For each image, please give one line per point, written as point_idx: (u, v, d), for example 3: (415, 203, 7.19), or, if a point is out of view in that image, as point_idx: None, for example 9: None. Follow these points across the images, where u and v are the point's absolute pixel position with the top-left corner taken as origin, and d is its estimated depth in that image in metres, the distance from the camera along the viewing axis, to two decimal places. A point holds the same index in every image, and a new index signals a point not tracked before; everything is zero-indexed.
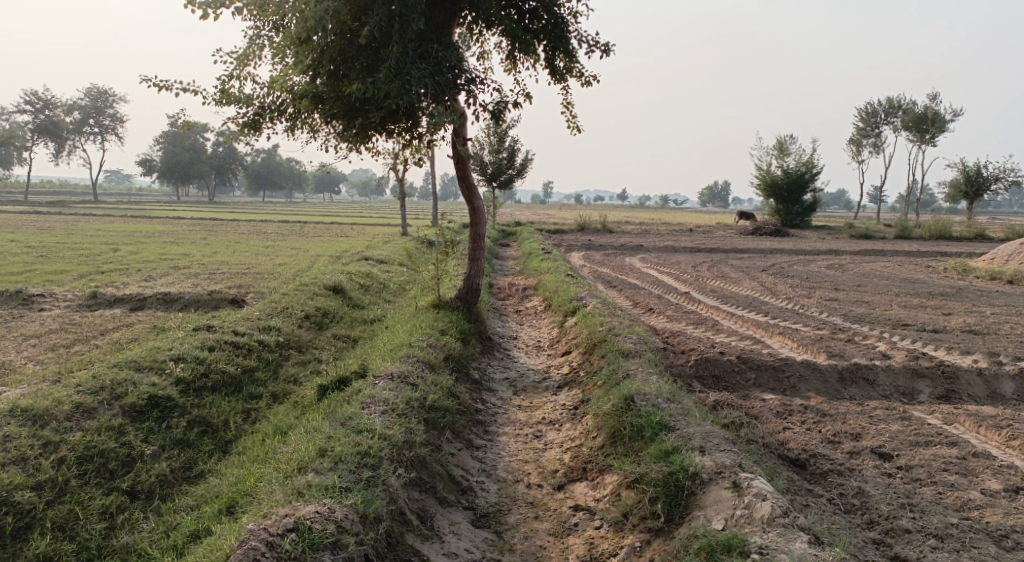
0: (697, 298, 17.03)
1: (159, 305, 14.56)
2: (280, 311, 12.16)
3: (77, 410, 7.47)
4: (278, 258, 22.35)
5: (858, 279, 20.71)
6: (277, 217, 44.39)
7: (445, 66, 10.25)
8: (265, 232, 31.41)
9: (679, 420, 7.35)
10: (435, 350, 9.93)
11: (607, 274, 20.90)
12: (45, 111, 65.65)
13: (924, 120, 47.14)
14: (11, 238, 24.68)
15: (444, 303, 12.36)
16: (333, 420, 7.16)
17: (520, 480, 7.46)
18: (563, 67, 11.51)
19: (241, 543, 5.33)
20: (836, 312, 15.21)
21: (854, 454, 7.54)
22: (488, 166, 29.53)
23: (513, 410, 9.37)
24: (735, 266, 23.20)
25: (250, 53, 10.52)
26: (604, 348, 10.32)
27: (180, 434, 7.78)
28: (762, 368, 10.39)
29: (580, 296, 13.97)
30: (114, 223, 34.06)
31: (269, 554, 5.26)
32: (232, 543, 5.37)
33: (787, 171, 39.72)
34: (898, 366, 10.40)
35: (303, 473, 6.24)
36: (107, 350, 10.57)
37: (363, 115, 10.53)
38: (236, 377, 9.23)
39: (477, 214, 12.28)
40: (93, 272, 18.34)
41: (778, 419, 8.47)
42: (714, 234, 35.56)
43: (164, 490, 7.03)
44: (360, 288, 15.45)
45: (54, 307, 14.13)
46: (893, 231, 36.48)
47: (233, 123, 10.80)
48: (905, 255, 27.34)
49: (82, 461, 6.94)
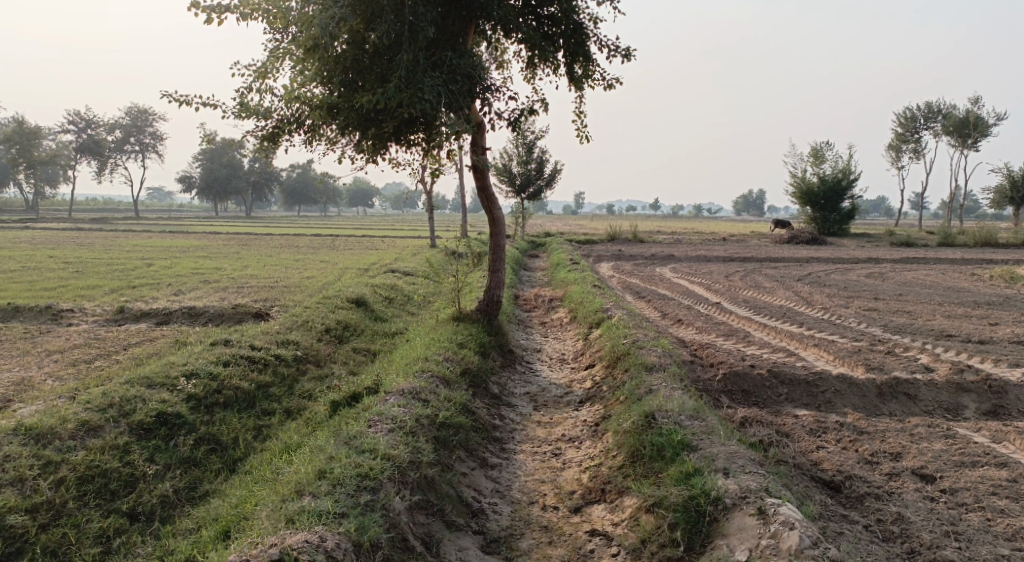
0: (728, 309, 16.51)
1: (184, 319, 14.47)
2: (300, 325, 11.94)
3: (82, 428, 7.29)
4: (307, 272, 22.25)
5: (899, 288, 19.96)
6: (309, 231, 44.57)
7: (459, 74, 9.98)
8: (296, 246, 31.47)
9: (702, 438, 6.93)
10: (452, 365, 9.61)
11: (636, 284, 20.42)
12: (87, 130, 67.11)
13: (966, 124, 45.90)
14: (49, 255, 25.01)
15: (465, 316, 12.06)
16: (338, 439, 6.87)
17: (535, 501, 7.09)
18: (580, 74, 11.16)
19: None
20: (875, 322, 14.59)
21: (894, 476, 7.03)
22: (517, 177, 29.27)
23: (532, 426, 9.01)
24: (770, 275, 22.57)
25: (269, 66, 10.36)
26: (627, 362, 9.91)
27: (187, 452, 7.56)
28: (795, 382, 9.89)
29: (605, 308, 13.55)
30: (152, 239, 34.42)
31: None
32: None
33: (823, 178, 38.87)
34: (941, 381, 9.83)
35: (300, 497, 5.95)
36: (126, 366, 10.44)
37: (378, 125, 10.29)
38: (250, 392, 9.01)
39: (497, 224, 11.97)
40: (123, 287, 18.38)
41: (811, 437, 8.00)
42: (749, 243, 34.89)
43: (166, 512, 6.81)
44: (384, 301, 15.21)
45: (81, 322, 14.12)
46: (935, 239, 35.38)
47: (252, 136, 10.65)
48: (948, 263, 26.46)
49: (83, 482, 6.75)
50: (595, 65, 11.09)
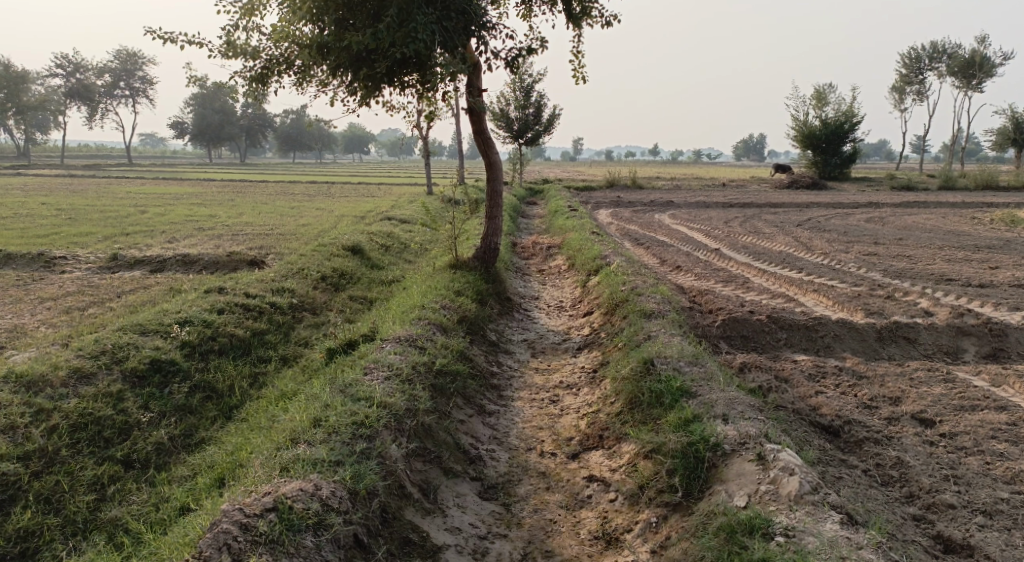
0: (728, 255, 16.37)
1: (179, 267, 14.29)
2: (295, 272, 11.79)
3: (74, 376, 7.20)
4: (302, 219, 22.01)
5: (899, 232, 19.81)
6: (303, 178, 44.15)
7: (453, 11, 9.62)
8: (292, 193, 31.14)
9: (701, 385, 6.86)
10: (449, 312, 9.51)
11: (635, 231, 20.22)
12: (76, 75, 65.88)
13: (972, 65, 45.13)
14: (42, 202, 24.71)
15: (461, 264, 11.92)
16: (333, 387, 6.80)
17: (532, 448, 7.06)
18: (579, 11, 10.79)
19: (212, 526, 4.98)
20: (875, 267, 14.49)
21: (893, 420, 6.98)
22: (514, 122, 28.78)
23: (530, 373, 8.96)
24: (769, 220, 22.38)
25: (256, 3, 10.00)
26: (625, 309, 9.82)
27: (181, 400, 7.49)
28: (794, 328, 9.82)
29: (604, 255, 13.40)
30: (145, 186, 34.05)
31: (242, 538, 4.90)
32: (205, 527, 5.04)
33: (825, 121, 38.34)
34: (942, 325, 9.77)
35: (295, 445, 5.90)
36: (120, 313, 10.31)
37: (370, 65, 9.97)
38: (245, 340, 8.91)
39: (494, 170, 11.75)
40: (117, 234, 18.16)
41: (810, 382, 7.94)
42: (748, 189, 34.57)
43: (161, 460, 6.78)
44: (380, 249, 15.03)
45: (74, 270, 13.95)
46: (937, 182, 35.07)
47: (240, 77, 10.34)
48: (949, 207, 26.22)
49: (76, 430, 6.69)
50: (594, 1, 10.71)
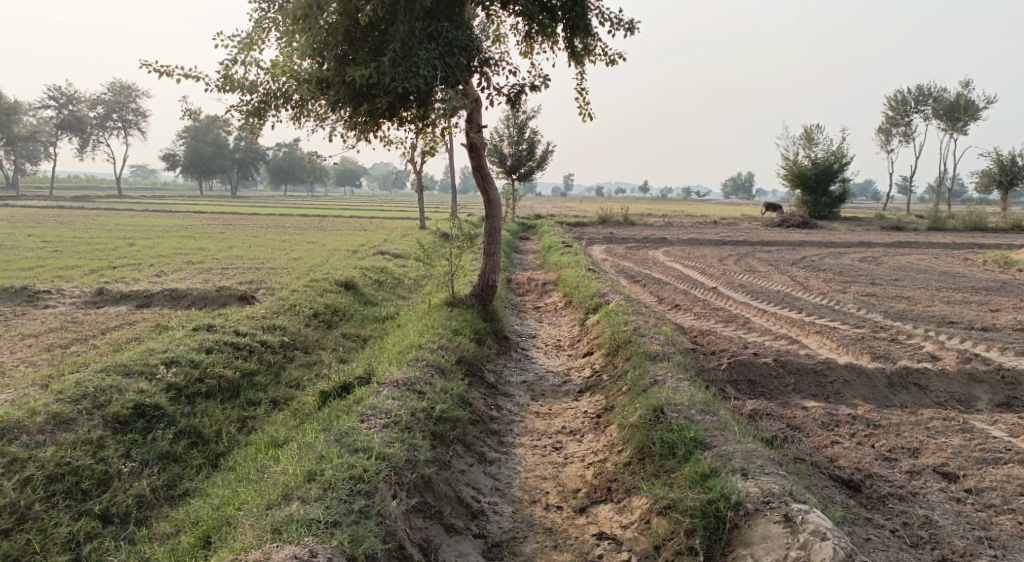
0: (725, 293, 16.14)
1: (167, 302, 13.91)
2: (287, 309, 11.44)
3: (53, 421, 6.81)
4: (293, 253, 21.70)
5: (894, 272, 19.69)
6: (294, 211, 43.89)
7: (456, 47, 9.45)
8: (284, 226, 30.84)
9: (716, 435, 6.57)
10: (448, 353, 9.17)
11: (630, 268, 20.00)
12: (69, 106, 65.76)
13: (956, 108, 45.70)
14: (28, 233, 24.29)
15: (458, 301, 11.59)
16: (328, 435, 6.43)
17: (537, 500, 6.70)
18: (581, 49, 10.62)
19: None
20: (875, 308, 14.28)
21: (915, 474, 6.69)
22: (507, 158, 28.68)
23: (531, 417, 8.60)
24: (764, 259, 22.23)
25: (255, 37, 9.79)
26: (629, 350, 9.50)
27: (166, 447, 7.10)
28: (802, 372, 9.51)
29: (602, 293, 13.12)
30: (134, 217, 33.62)
31: None
32: None
33: (815, 161, 38.51)
34: (952, 371, 9.51)
35: (287, 503, 5.54)
36: (104, 351, 9.92)
37: (370, 101, 9.76)
38: (234, 382, 8.52)
39: (493, 206, 11.48)
40: (103, 267, 17.75)
41: (824, 431, 7.62)
42: (740, 227, 34.55)
43: (142, 514, 6.38)
44: (374, 284, 14.70)
45: (58, 305, 13.55)
46: (925, 223, 35.21)
47: (236, 111, 10.10)
48: (940, 247, 26.20)
49: (51, 481, 6.31)
50: (597, 38, 10.55)
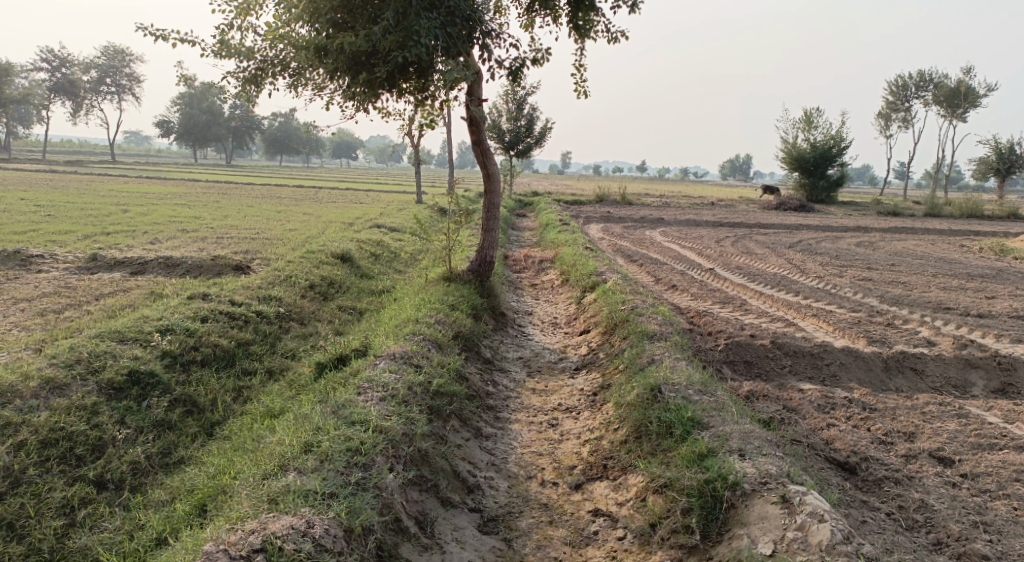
0: (722, 275, 16.11)
1: (161, 270, 13.80)
2: (283, 280, 11.36)
3: (47, 387, 6.76)
4: (289, 224, 21.58)
5: (890, 257, 19.68)
6: (290, 182, 43.64)
7: (458, 16, 9.29)
8: (279, 198, 30.66)
9: (713, 416, 6.57)
10: (444, 328, 9.12)
11: (627, 247, 19.94)
12: (62, 70, 64.97)
13: (957, 94, 45.54)
14: (21, 197, 24.07)
15: (455, 277, 11.53)
16: (324, 407, 6.39)
17: (533, 476, 6.69)
18: (583, 24, 10.46)
19: None
20: (871, 293, 14.26)
21: (911, 458, 6.71)
22: (505, 134, 28.48)
23: (527, 394, 8.57)
24: (761, 241, 22.18)
25: (253, 3, 9.62)
26: (626, 329, 9.48)
27: (161, 414, 7.06)
28: (798, 355, 9.50)
29: (599, 272, 13.06)
30: (129, 184, 33.36)
31: None
32: None
33: (814, 144, 38.37)
34: (948, 356, 9.51)
35: (283, 473, 5.52)
36: (98, 318, 9.84)
37: (369, 70, 9.63)
38: (229, 351, 8.47)
39: (492, 181, 11.38)
40: (97, 234, 17.61)
41: (820, 413, 7.61)
42: (737, 209, 34.46)
43: (136, 481, 6.35)
44: (370, 258, 14.62)
45: (52, 270, 13.44)
46: (922, 209, 35.17)
47: (233, 77, 9.95)
48: (936, 234, 26.19)
49: (45, 446, 6.27)
50: (600, 14, 10.39)
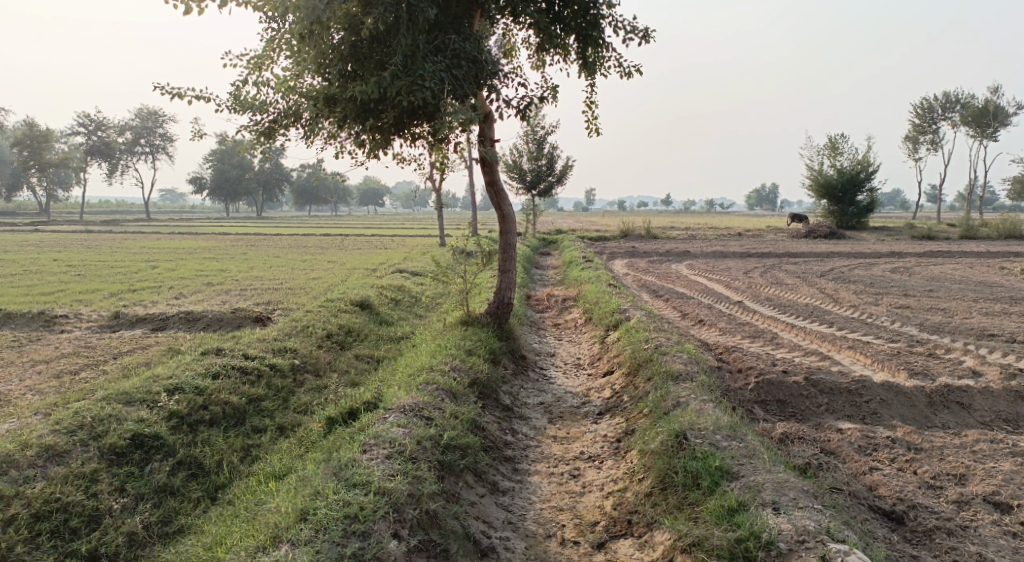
0: (752, 307, 15.58)
1: (182, 325, 13.68)
2: (299, 330, 11.11)
3: (45, 454, 6.52)
4: (313, 273, 21.48)
5: (927, 283, 18.97)
6: (318, 231, 43.86)
7: (463, 59, 9.12)
8: (306, 246, 30.76)
9: (743, 464, 6.15)
10: (460, 375, 8.76)
11: (652, 283, 19.49)
12: (98, 132, 66.66)
13: (985, 114, 44.67)
14: (53, 257, 24.37)
15: (473, 320, 11.18)
16: (327, 468, 6.06)
17: (552, 535, 6.26)
18: (592, 60, 10.23)
19: None
20: (910, 321, 13.63)
21: (963, 504, 6.24)
22: (527, 173, 28.34)
23: (547, 442, 8.14)
24: (791, 271, 21.59)
25: (265, 56, 9.50)
26: (650, 370, 9.03)
27: (163, 479, 6.76)
28: (835, 392, 8.94)
29: (623, 309, 12.65)
30: (161, 240, 33.77)
31: None
32: None
33: (841, 170, 37.71)
34: (997, 388, 8.93)
35: (278, 547, 5.22)
36: (113, 377, 9.67)
37: (378, 116, 9.45)
38: (240, 408, 8.15)
39: (507, 222, 11.08)
40: (123, 290, 17.62)
41: (861, 455, 7.08)
42: (765, 239, 33.83)
43: (132, 554, 6.08)
44: (390, 304, 14.35)
45: (75, 329, 13.38)
46: (957, 231, 34.21)
47: (247, 131, 9.83)
48: (974, 256, 25.31)
49: (38, 520, 6.05)
50: (609, 49, 10.16)
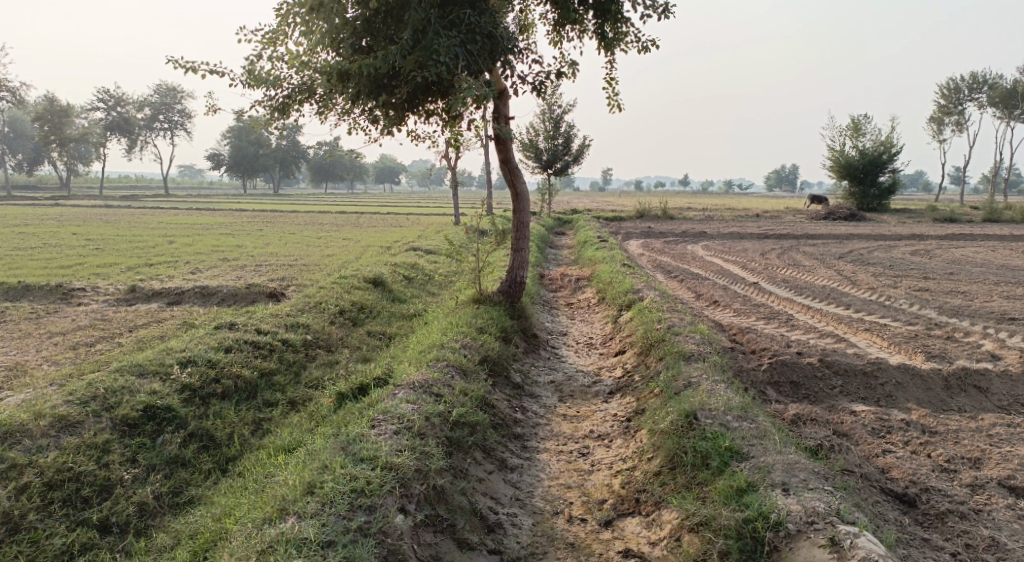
0: (768, 289, 15.43)
1: (197, 300, 13.74)
2: (312, 306, 11.12)
3: (58, 424, 6.57)
4: (329, 250, 21.51)
5: (948, 266, 18.69)
6: (335, 208, 43.92)
7: (477, 33, 9.00)
8: (322, 224, 30.79)
9: (753, 444, 6.10)
10: (471, 352, 8.74)
11: (668, 263, 19.34)
12: (117, 108, 66.93)
13: (1013, 95, 43.80)
14: (73, 232, 24.56)
15: (485, 298, 11.14)
16: (335, 443, 6.07)
17: (560, 512, 6.25)
18: (611, 35, 10.07)
19: None
20: (928, 304, 13.44)
21: (977, 488, 6.15)
22: (544, 152, 28.15)
23: (557, 420, 8.11)
24: (809, 253, 21.34)
25: (279, 30, 9.43)
26: (662, 350, 8.97)
27: (174, 451, 6.81)
28: (850, 374, 8.84)
29: (637, 289, 12.56)
30: (179, 216, 33.94)
31: None
32: None
33: (863, 151, 37.16)
34: (1016, 372, 8.78)
35: (284, 520, 5.25)
36: (128, 350, 9.72)
37: (391, 92, 9.37)
38: (252, 382, 8.18)
39: (520, 200, 11.00)
40: (140, 265, 17.72)
41: (875, 438, 6.99)
42: (784, 220, 33.48)
43: (142, 524, 6.13)
44: (403, 281, 14.34)
45: (92, 302, 13.48)
46: (980, 214, 33.67)
47: (261, 106, 9.79)
48: (997, 240, 24.91)
49: (50, 488, 6.10)
50: (628, 24, 9.99)
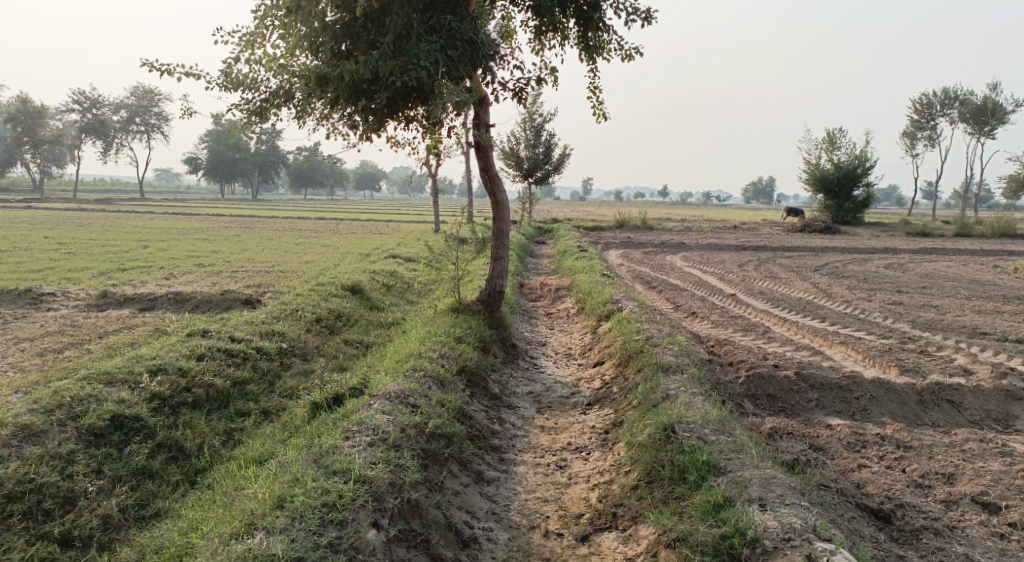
0: (745, 301, 15.49)
1: (171, 306, 13.52)
2: (288, 314, 10.98)
3: (21, 434, 6.40)
4: (306, 256, 21.32)
5: (921, 280, 18.91)
6: (313, 214, 43.62)
7: (459, 39, 8.95)
8: (300, 230, 30.54)
9: (730, 459, 6.07)
10: (448, 362, 8.65)
11: (646, 274, 19.37)
12: (93, 110, 66.11)
13: (984, 112, 44.61)
14: (44, 235, 24.16)
15: (464, 307, 11.06)
16: (307, 455, 5.96)
17: (535, 526, 6.18)
18: (594, 42, 10.04)
19: None
20: (903, 318, 13.56)
21: (951, 504, 6.17)
22: (523, 161, 28.16)
23: (534, 432, 8.04)
24: (785, 265, 21.50)
25: (257, 33, 9.30)
26: (641, 361, 8.93)
27: (142, 462, 6.65)
28: (826, 387, 8.86)
29: (615, 299, 12.54)
30: (154, 221, 33.55)
31: None
32: None
33: (838, 164, 37.60)
34: (989, 387, 8.86)
35: (254, 535, 5.13)
36: (97, 357, 9.53)
37: (371, 97, 9.26)
38: (224, 391, 8.03)
39: (500, 209, 10.94)
40: (113, 270, 17.43)
41: (851, 452, 7.00)
42: (761, 232, 33.75)
43: (106, 537, 5.97)
44: (381, 289, 14.22)
45: (62, 308, 13.21)
46: (952, 229, 34.18)
47: (238, 110, 9.66)
48: (969, 254, 25.28)
49: (11, 501, 5.93)
50: (611, 32, 9.97)
